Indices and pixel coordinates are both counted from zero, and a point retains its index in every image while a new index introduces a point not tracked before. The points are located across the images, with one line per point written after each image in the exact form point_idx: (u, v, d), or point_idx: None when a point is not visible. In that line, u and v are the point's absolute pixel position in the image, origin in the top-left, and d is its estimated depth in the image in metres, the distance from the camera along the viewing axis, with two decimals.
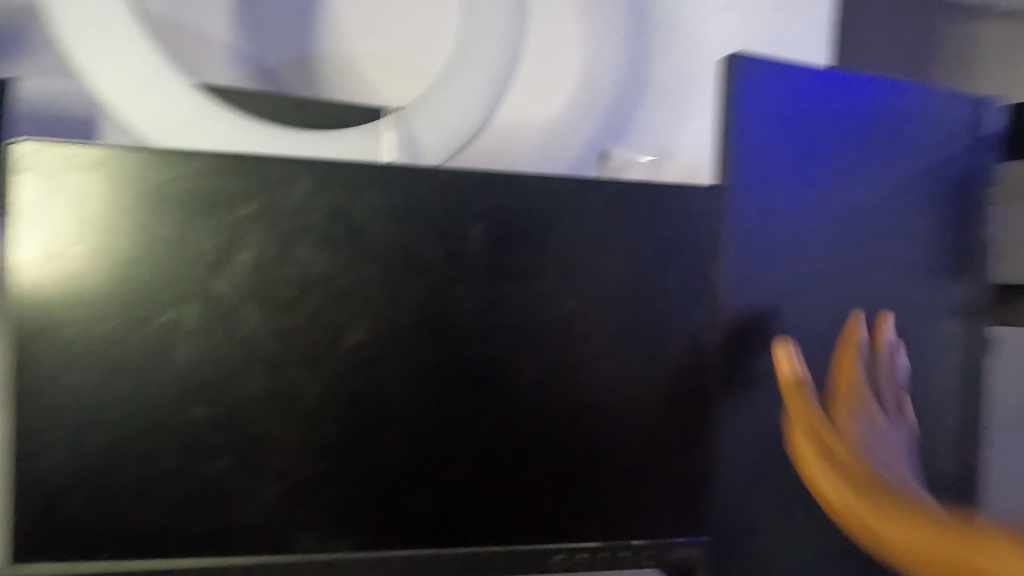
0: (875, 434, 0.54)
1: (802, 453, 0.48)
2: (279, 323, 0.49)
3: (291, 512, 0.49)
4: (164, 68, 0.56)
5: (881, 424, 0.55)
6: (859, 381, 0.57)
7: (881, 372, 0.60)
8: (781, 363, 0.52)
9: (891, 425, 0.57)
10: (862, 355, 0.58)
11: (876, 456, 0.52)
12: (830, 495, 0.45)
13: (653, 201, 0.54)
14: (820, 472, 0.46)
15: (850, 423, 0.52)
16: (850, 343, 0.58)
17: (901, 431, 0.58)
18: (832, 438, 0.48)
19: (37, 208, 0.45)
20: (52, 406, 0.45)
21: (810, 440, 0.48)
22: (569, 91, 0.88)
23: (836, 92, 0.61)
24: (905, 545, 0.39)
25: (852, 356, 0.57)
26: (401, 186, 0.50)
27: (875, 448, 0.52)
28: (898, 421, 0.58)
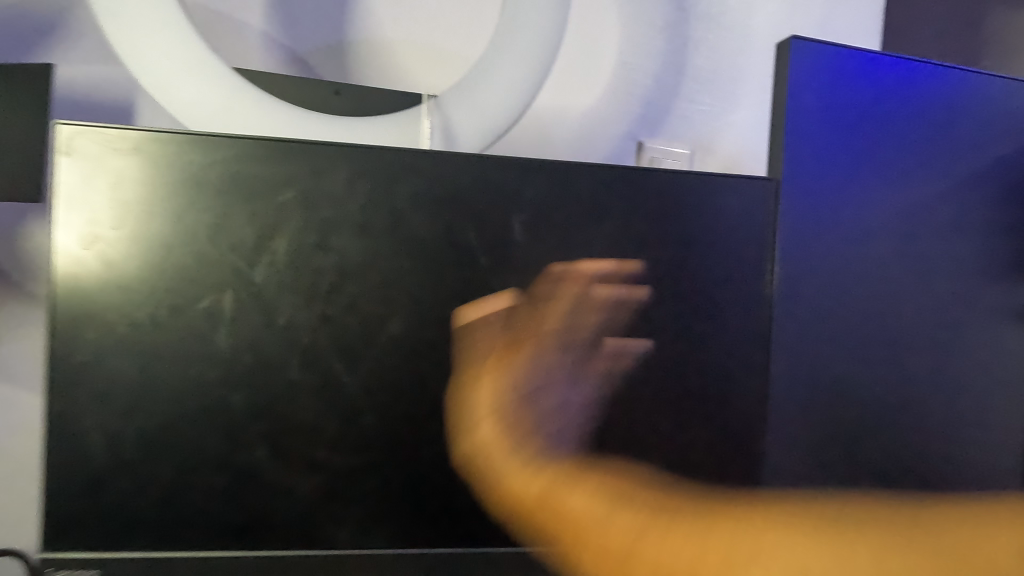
0: (543, 384, 0.51)
1: (487, 422, 0.50)
2: (318, 313, 0.47)
3: (328, 507, 0.48)
4: (203, 53, 0.55)
5: (557, 372, 0.52)
6: (512, 317, 0.51)
7: (592, 318, 0.52)
8: (474, 314, 0.50)
9: (570, 373, 0.52)
10: (563, 300, 0.51)
11: (511, 399, 0.51)
12: (578, 503, 0.50)
13: (701, 192, 0.53)
14: (495, 428, 0.50)
15: (520, 377, 0.51)
16: (560, 296, 0.51)
17: (583, 387, 0.52)
18: (488, 422, 0.50)
19: (78, 191, 0.44)
20: (92, 392, 0.45)
21: (493, 396, 0.50)
22: (607, 80, 0.85)
23: (897, 78, 0.58)
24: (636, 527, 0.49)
25: (566, 307, 0.52)
26: (443, 174, 0.49)
27: (564, 401, 0.51)
28: (590, 375, 0.52)
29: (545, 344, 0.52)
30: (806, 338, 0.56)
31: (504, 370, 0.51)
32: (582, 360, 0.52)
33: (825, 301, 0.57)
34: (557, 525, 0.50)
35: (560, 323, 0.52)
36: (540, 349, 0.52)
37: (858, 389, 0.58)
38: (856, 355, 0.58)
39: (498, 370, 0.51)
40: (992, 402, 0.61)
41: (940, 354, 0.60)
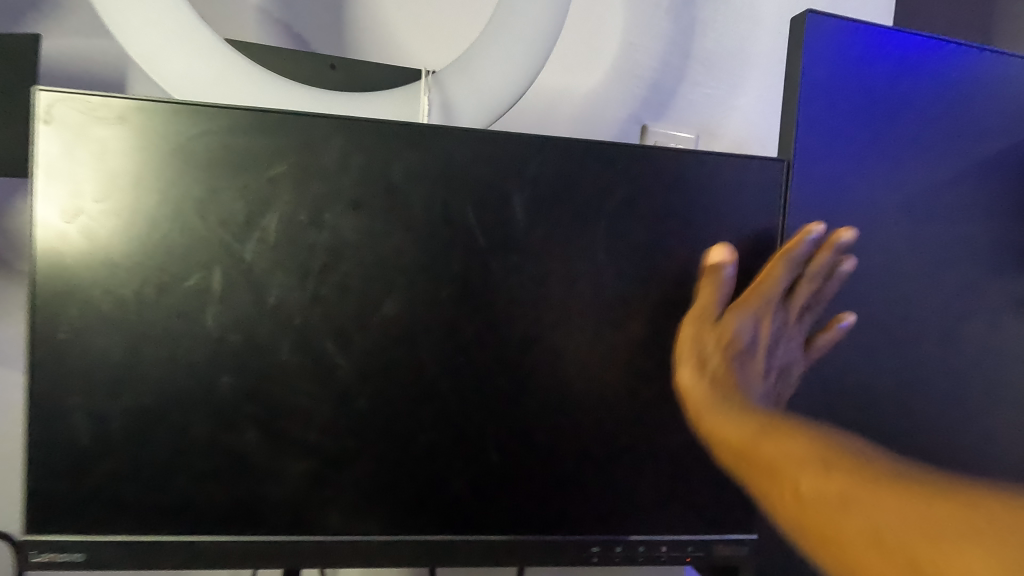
0: (766, 336, 0.48)
1: (697, 373, 0.46)
2: (310, 292, 0.46)
3: (318, 492, 0.47)
4: (192, 21, 0.52)
5: (775, 328, 0.49)
6: (785, 274, 0.49)
7: (809, 279, 0.50)
8: (712, 263, 0.49)
9: (784, 329, 0.50)
10: (797, 255, 0.50)
11: (734, 360, 0.46)
12: (732, 434, 0.40)
13: (709, 173, 0.51)
14: (697, 372, 0.46)
15: (743, 334, 0.47)
16: (790, 252, 0.49)
17: (790, 347, 0.50)
18: (711, 360, 0.46)
19: (60, 162, 0.42)
20: (75, 370, 0.43)
21: (709, 346, 0.47)
22: (611, 60, 0.79)
23: (916, 56, 0.56)
24: (835, 486, 0.33)
25: (796, 263, 0.50)
26: (441, 149, 0.47)
27: (772, 353, 0.49)
28: (799, 330, 0.51)
29: (781, 311, 0.49)
30: (814, 323, 0.55)
31: (729, 321, 0.47)
32: (785, 313, 0.50)
33: (835, 286, 0.56)
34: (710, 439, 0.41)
35: (788, 275, 0.49)
36: (762, 297, 0.48)
37: (863, 378, 0.57)
38: (863, 342, 0.57)
39: (731, 319, 0.47)
40: (993, 394, 0.61)
41: (946, 344, 0.59)
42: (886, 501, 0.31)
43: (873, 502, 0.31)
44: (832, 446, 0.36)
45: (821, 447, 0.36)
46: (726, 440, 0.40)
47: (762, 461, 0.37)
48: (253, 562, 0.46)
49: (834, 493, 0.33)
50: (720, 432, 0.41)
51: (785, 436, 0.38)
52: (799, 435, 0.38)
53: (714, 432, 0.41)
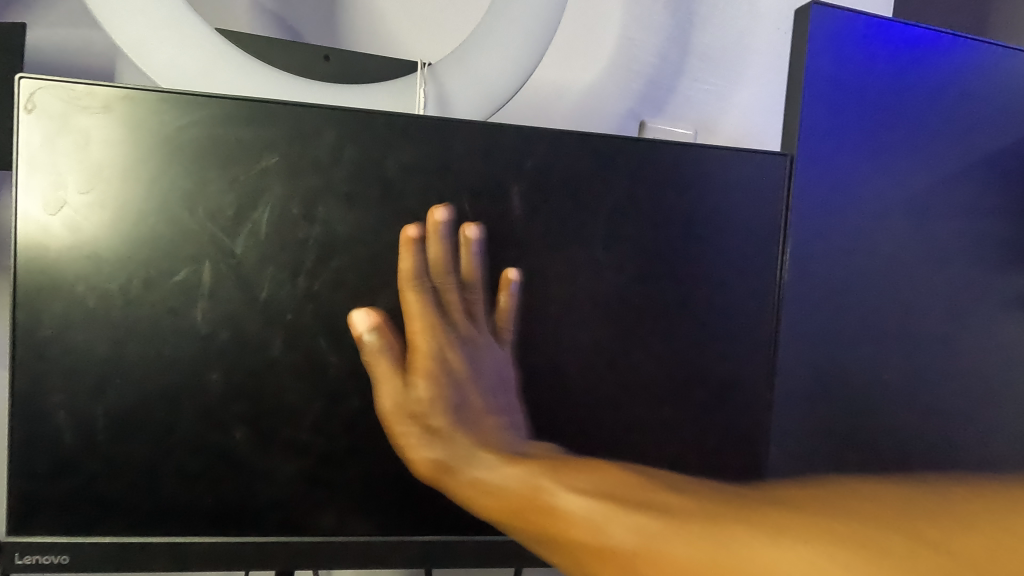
0: (462, 365, 0.48)
1: (412, 441, 0.47)
2: (302, 288, 0.45)
3: (311, 492, 0.46)
4: (181, 9, 0.50)
5: (480, 354, 0.48)
6: (446, 279, 0.47)
7: (492, 289, 0.48)
8: (368, 325, 0.46)
9: (489, 351, 0.48)
10: (466, 251, 0.47)
11: (449, 386, 0.48)
12: (491, 499, 0.47)
13: (712, 168, 0.50)
14: (427, 447, 0.47)
15: (448, 360, 0.48)
16: (466, 246, 0.47)
17: (501, 356, 0.48)
18: (403, 428, 0.46)
19: (42, 152, 0.41)
20: (58, 367, 0.42)
21: (429, 387, 0.47)
22: (609, 54, 0.78)
23: (922, 49, 0.55)
24: (642, 542, 0.43)
25: (466, 258, 0.47)
26: (437, 141, 0.46)
27: (484, 368, 0.48)
28: (500, 346, 0.48)
29: (472, 318, 0.48)
30: (815, 320, 0.54)
31: (423, 370, 0.47)
32: (473, 326, 0.48)
33: (836, 282, 0.55)
34: (474, 501, 0.47)
35: (463, 270, 0.47)
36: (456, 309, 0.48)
37: (868, 377, 0.56)
38: (867, 340, 0.56)
39: (418, 373, 0.47)
40: (1006, 396, 0.59)
41: (954, 343, 0.58)
42: (620, 529, 0.44)
43: (626, 535, 0.44)
44: (664, 505, 0.46)
45: (612, 494, 0.47)
46: (479, 503, 0.47)
47: (548, 530, 0.46)
48: (245, 564, 0.45)
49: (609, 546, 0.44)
50: (479, 494, 0.47)
51: (553, 480, 0.47)
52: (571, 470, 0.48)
53: (491, 487, 0.47)
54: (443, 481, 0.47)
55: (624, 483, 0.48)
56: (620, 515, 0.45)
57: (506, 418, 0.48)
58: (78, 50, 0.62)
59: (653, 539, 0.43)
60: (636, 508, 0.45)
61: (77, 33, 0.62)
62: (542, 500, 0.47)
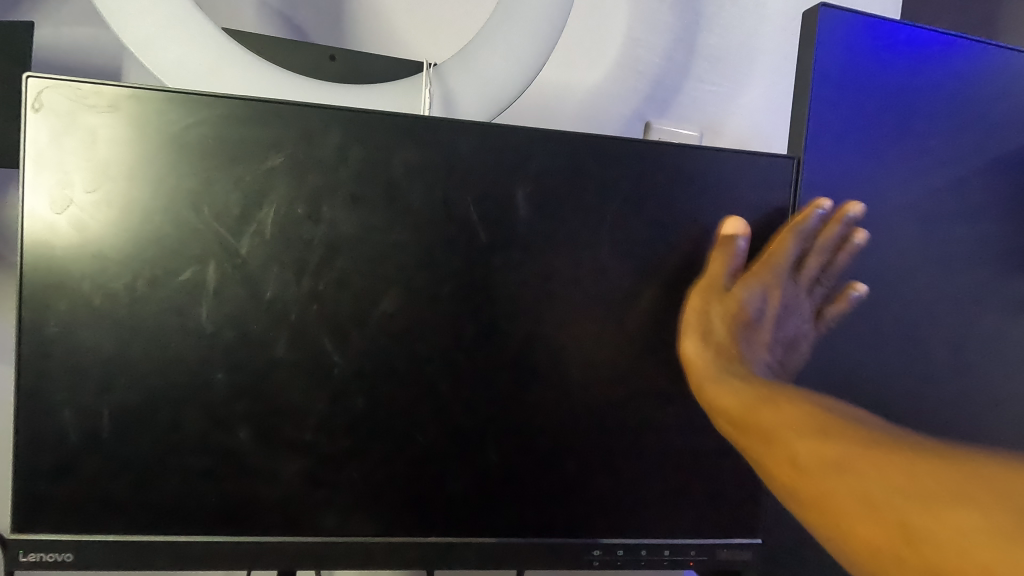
0: (768, 307, 0.51)
1: (702, 341, 0.49)
2: (306, 288, 0.45)
3: (314, 492, 0.46)
4: (187, 8, 0.51)
5: (784, 296, 0.52)
6: (737, 263, 0.50)
7: (794, 240, 0.51)
8: (727, 234, 0.50)
9: (792, 299, 0.52)
10: (807, 231, 0.51)
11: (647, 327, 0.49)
12: (729, 400, 0.45)
13: (718, 170, 0.50)
14: (699, 343, 0.49)
15: (746, 300, 0.50)
16: (785, 235, 0.51)
17: (801, 313, 0.52)
18: (704, 332, 0.49)
19: (49, 151, 0.41)
20: (63, 366, 0.42)
21: (721, 320, 0.49)
22: (615, 55, 0.78)
23: (932, 52, 0.55)
24: (839, 454, 0.36)
25: (754, 230, 0.51)
26: (443, 142, 0.46)
27: (778, 314, 0.52)
28: (812, 301, 0.53)
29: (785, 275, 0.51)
30: (823, 324, 0.54)
31: (727, 294, 0.49)
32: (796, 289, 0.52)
33: (843, 286, 0.55)
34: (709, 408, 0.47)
35: (808, 248, 0.52)
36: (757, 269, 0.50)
37: (872, 381, 0.56)
38: (869, 343, 0.56)
39: (711, 291, 0.49)
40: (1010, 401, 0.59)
41: (960, 347, 0.58)
42: (844, 447, 0.37)
43: (793, 421, 0.40)
44: (850, 427, 0.40)
45: (769, 396, 0.43)
46: (726, 411, 0.45)
47: (767, 434, 0.41)
48: (248, 563, 0.45)
49: (835, 460, 0.36)
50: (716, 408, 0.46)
51: (780, 399, 0.43)
52: (800, 400, 0.43)
53: (715, 399, 0.46)
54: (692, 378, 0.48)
55: (783, 390, 0.45)
56: (830, 442, 0.38)
57: (773, 351, 0.52)
58: (84, 50, 0.62)
59: (825, 441, 0.38)
60: (819, 416, 0.41)
61: (83, 32, 0.62)
62: (750, 411, 0.43)
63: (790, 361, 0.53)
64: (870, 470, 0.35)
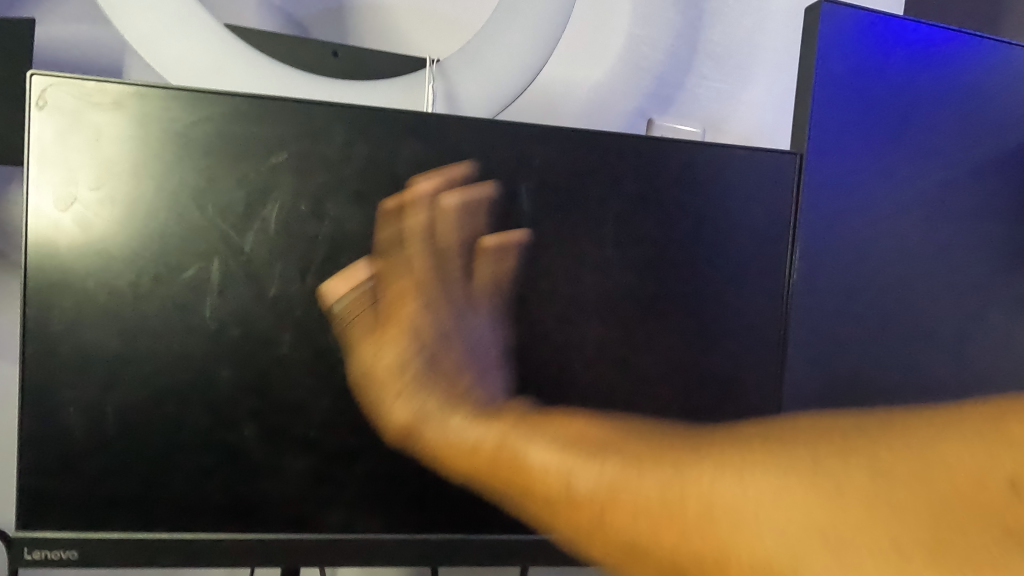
0: (442, 327, 0.46)
1: (396, 386, 0.44)
2: (311, 285, 0.45)
3: (319, 489, 0.46)
4: (192, 6, 0.51)
5: (450, 315, 0.46)
6: (426, 263, 0.46)
7: (444, 237, 0.47)
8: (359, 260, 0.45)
9: (472, 317, 0.47)
10: (412, 231, 0.46)
11: (416, 351, 0.44)
12: (470, 440, 0.39)
13: (721, 168, 0.50)
14: (406, 402, 0.43)
15: (435, 327, 0.45)
16: (411, 234, 0.46)
17: (479, 322, 0.47)
18: (394, 386, 0.44)
19: (53, 149, 0.41)
20: (68, 364, 0.42)
21: (396, 347, 0.44)
22: (618, 51, 0.78)
23: (935, 49, 0.55)
24: (556, 469, 0.34)
25: (448, 221, 0.47)
26: (447, 138, 0.46)
27: (467, 334, 0.46)
28: (482, 308, 0.47)
29: (449, 284, 0.47)
30: (826, 320, 0.54)
31: (404, 329, 0.45)
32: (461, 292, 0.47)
33: (848, 282, 0.55)
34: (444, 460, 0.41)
35: (455, 245, 0.47)
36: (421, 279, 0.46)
37: (879, 378, 0.56)
38: (876, 339, 0.56)
39: (398, 333, 0.45)
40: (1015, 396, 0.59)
41: (965, 343, 0.57)
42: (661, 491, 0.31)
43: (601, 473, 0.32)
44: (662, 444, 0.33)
45: (582, 442, 0.35)
46: (463, 445, 0.39)
47: (516, 488, 0.35)
48: (253, 561, 0.45)
49: (569, 479, 0.33)
50: (447, 452, 0.41)
51: (521, 429, 0.38)
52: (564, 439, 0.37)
53: (448, 442, 0.41)
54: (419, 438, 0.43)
55: (603, 435, 0.36)
56: (594, 461, 0.33)
57: (489, 376, 0.45)
58: (89, 48, 0.62)
59: (569, 471, 0.33)
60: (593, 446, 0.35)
61: (86, 30, 0.62)
62: (509, 454, 0.36)
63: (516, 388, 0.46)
64: (618, 465, 0.32)
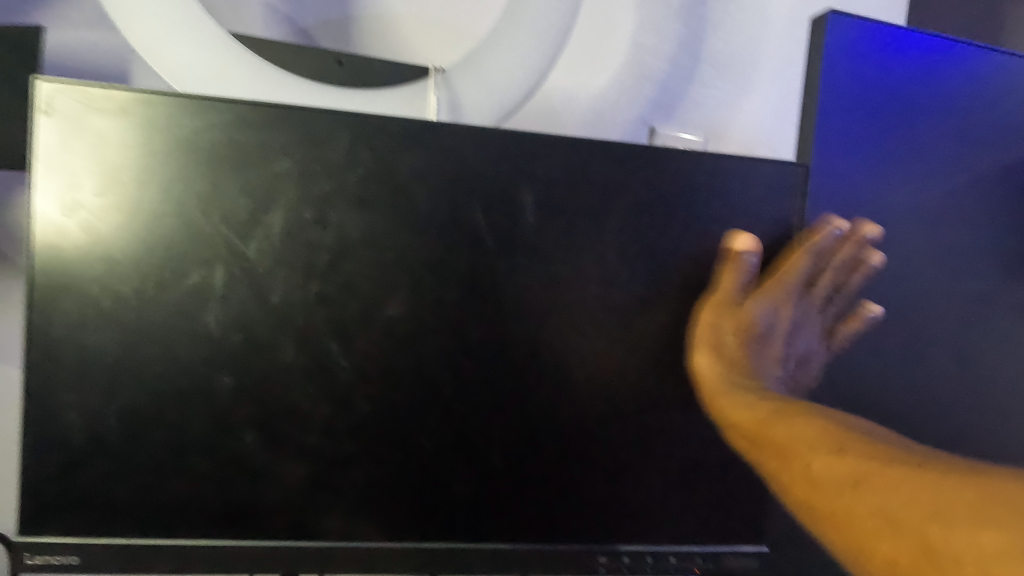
0: (767, 318, 0.49)
1: (710, 356, 0.47)
2: (313, 293, 0.45)
3: (319, 496, 0.46)
4: (198, 13, 0.51)
5: (790, 314, 0.51)
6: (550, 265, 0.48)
7: (808, 258, 0.50)
8: (738, 252, 0.49)
9: (793, 314, 0.51)
10: (818, 248, 0.50)
11: (721, 318, 0.48)
12: (742, 414, 0.43)
13: (723, 178, 0.50)
14: (711, 360, 0.47)
15: (763, 312, 0.49)
16: (804, 248, 0.50)
17: (802, 325, 0.52)
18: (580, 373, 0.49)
19: (60, 154, 0.41)
20: (71, 369, 0.42)
21: (734, 333, 0.48)
22: (621, 60, 0.78)
23: (937, 60, 0.55)
24: (846, 463, 0.35)
25: (805, 253, 0.50)
26: (450, 147, 0.46)
27: (782, 325, 0.51)
28: (823, 319, 0.53)
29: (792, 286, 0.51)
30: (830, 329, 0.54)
31: (733, 307, 0.48)
32: (801, 302, 0.52)
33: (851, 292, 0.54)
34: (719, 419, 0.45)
35: (832, 279, 0.52)
36: (778, 281, 0.50)
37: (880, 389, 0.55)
38: (878, 350, 0.56)
39: (724, 309, 0.48)
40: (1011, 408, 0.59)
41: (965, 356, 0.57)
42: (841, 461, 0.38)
43: (808, 430, 0.38)
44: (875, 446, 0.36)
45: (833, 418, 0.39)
46: (743, 422, 0.42)
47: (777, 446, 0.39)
48: (252, 568, 0.45)
49: (847, 475, 0.34)
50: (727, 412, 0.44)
51: (771, 428, 0.40)
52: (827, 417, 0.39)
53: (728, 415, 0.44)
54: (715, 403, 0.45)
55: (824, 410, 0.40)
56: (846, 454, 0.35)
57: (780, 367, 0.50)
58: (94, 53, 0.63)
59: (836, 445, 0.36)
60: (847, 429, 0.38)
61: (91, 36, 0.62)
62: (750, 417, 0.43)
63: (806, 376, 0.53)
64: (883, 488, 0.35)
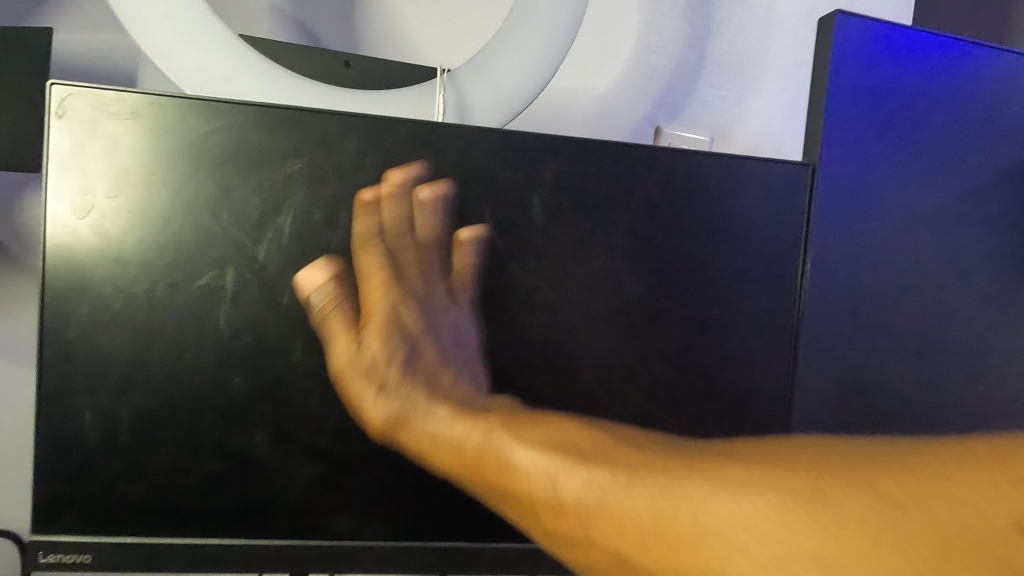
0: (416, 318, 0.47)
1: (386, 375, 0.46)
2: (323, 294, 0.45)
3: (330, 496, 0.46)
4: (208, 15, 0.51)
5: (421, 300, 0.47)
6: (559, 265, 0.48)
7: (404, 247, 0.47)
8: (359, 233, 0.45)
9: (420, 295, 0.47)
10: (417, 207, 0.46)
11: (404, 343, 0.47)
12: (462, 441, 0.45)
13: (731, 178, 0.50)
14: (380, 401, 0.46)
15: (407, 314, 0.47)
16: (413, 206, 0.46)
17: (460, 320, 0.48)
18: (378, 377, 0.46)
19: (72, 157, 0.42)
20: (84, 370, 0.43)
21: (386, 346, 0.47)
22: (627, 60, 0.78)
23: (947, 59, 0.55)
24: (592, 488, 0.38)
25: (416, 218, 0.47)
26: (460, 149, 0.46)
27: (446, 329, 0.48)
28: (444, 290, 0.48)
29: (428, 279, 0.48)
30: (836, 328, 0.54)
31: (381, 319, 0.47)
32: (442, 282, 0.48)
33: (858, 292, 0.55)
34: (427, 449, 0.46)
35: (463, 244, 0.47)
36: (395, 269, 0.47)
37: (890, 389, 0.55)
38: (884, 350, 0.56)
39: (375, 330, 0.46)
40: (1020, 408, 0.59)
41: (974, 356, 0.57)
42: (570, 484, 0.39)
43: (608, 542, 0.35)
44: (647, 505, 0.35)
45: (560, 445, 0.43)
46: (451, 452, 0.46)
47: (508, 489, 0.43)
48: (262, 567, 0.45)
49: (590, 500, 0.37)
50: (433, 448, 0.46)
51: (503, 431, 0.45)
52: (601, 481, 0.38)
53: (442, 439, 0.46)
54: (399, 435, 0.46)
55: (592, 445, 0.43)
56: (596, 480, 0.44)
57: (470, 363, 0.47)
58: (102, 55, 0.63)
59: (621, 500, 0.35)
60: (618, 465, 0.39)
61: (100, 37, 0.63)
62: (495, 453, 0.44)
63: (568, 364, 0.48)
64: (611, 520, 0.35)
